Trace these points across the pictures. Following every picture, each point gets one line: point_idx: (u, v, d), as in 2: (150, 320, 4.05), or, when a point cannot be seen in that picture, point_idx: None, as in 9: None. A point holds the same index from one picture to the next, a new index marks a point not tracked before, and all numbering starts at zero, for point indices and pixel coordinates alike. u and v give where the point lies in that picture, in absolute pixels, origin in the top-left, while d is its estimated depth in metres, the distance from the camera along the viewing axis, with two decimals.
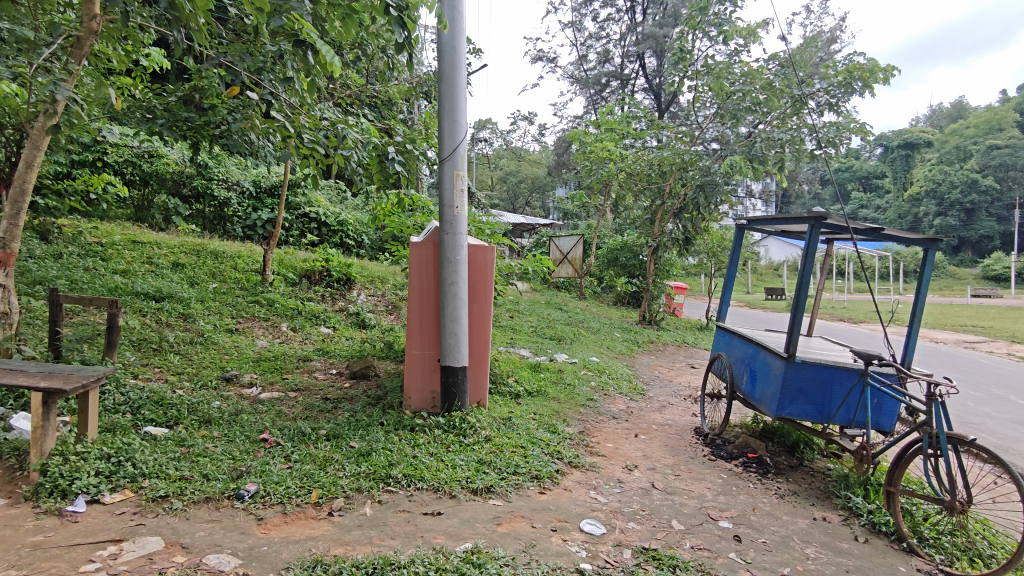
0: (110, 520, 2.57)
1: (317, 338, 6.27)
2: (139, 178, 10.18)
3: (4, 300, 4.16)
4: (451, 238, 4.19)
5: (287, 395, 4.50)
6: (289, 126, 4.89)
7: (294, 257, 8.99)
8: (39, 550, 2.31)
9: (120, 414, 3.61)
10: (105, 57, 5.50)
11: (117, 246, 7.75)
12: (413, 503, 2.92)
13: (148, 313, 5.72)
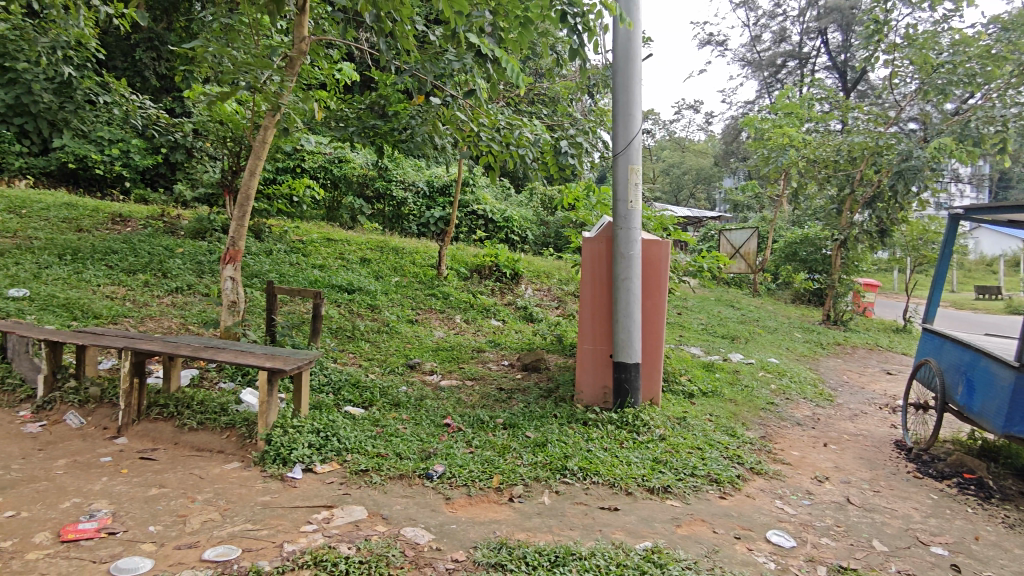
0: (323, 488, 2.90)
1: (489, 331, 6.55)
2: (331, 182, 11.31)
3: (233, 291, 4.81)
4: (625, 232, 4.18)
5: (464, 383, 4.76)
6: (469, 129, 5.17)
7: (466, 252, 9.44)
8: (268, 509, 2.67)
9: (325, 394, 4.04)
10: (309, 75, 6.17)
11: (316, 243, 8.65)
12: (590, 496, 2.96)
13: (342, 303, 6.35)
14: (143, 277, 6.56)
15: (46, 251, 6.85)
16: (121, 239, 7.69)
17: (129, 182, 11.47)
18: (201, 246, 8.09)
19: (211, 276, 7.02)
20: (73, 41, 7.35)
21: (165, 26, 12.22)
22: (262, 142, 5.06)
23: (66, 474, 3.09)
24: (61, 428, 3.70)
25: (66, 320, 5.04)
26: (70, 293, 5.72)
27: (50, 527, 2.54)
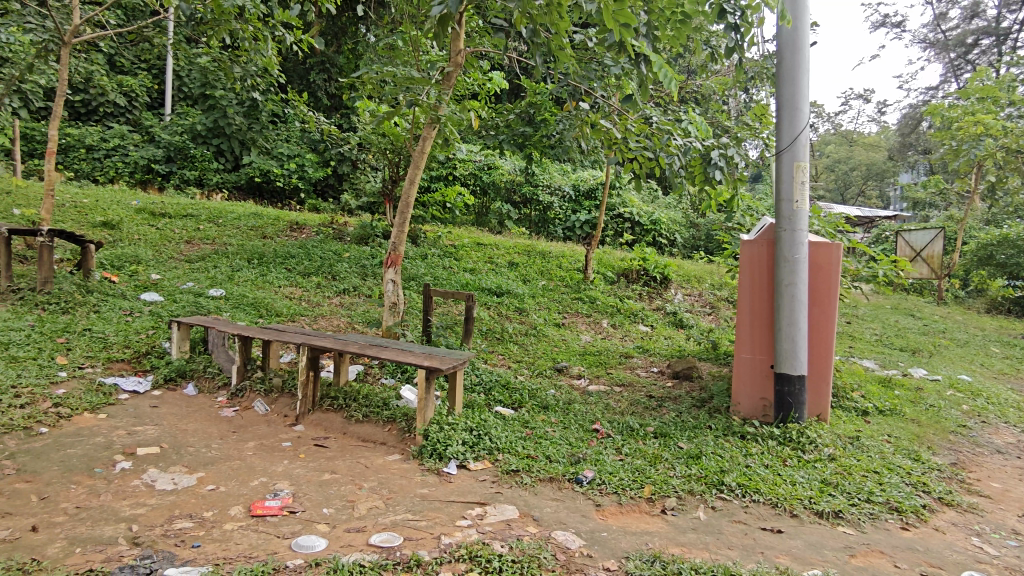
0: (476, 485, 3.00)
1: (636, 336, 6.43)
2: (480, 189, 11.73)
3: (394, 293, 5.14)
4: (789, 234, 3.92)
5: (612, 388, 4.71)
6: (619, 132, 5.13)
7: (613, 256, 9.34)
8: (427, 502, 2.81)
9: (477, 393, 4.19)
10: (463, 87, 6.45)
11: (467, 247, 9.00)
12: (750, 515, 2.80)
13: (492, 306, 6.55)
14: (317, 279, 7.20)
15: (237, 257, 7.74)
16: (297, 245, 8.50)
17: (303, 193, 12.62)
18: (365, 250, 8.73)
19: (373, 278, 7.55)
20: (260, 69, 8.26)
21: (335, 50, 13.35)
22: (421, 152, 5.39)
23: (254, 454, 3.47)
24: (250, 413, 4.16)
25: (254, 318, 5.67)
26: (257, 293, 6.42)
27: (243, 502, 2.86)
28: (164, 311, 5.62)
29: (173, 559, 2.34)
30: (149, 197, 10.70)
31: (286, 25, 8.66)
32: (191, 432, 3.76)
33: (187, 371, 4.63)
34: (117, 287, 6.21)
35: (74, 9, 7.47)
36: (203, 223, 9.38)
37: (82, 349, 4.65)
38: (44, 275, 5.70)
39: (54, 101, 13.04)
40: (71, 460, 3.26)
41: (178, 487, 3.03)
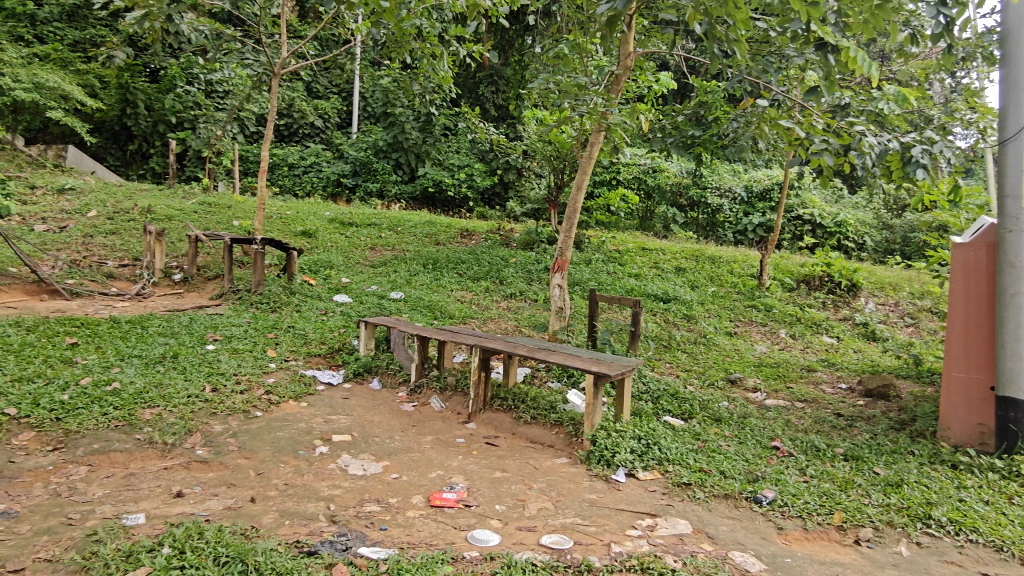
0: (647, 495, 2.95)
1: (820, 348, 5.93)
2: (645, 192, 11.56)
3: (560, 298, 5.23)
4: (1017, 234, 3.45)
5: (792, 404, 4.39)
6: (802, 127, 4.76)
7: (791, 261, 8.71)
8: (596, 508, 2.81)
9: (644, 401, 4.11)
10: (630, 90, 6.38)
11: (631, 252, 8.87)
12: (966, 557, 2.46)
13: (659, 312, 6.40)
14: (486, 284, 7.51)
15: (415, 262, 8.30)
16: (468, 251, 8.93)
17: (472, 202, 13.21)
18: (531, 256, 8.93)
19: (539, 283, 7.71)
20: (436, 85, 8.80)
21: (504, 62, 13.86)
22: (589, 157, 5.43)
23: (432, 448, 3.70)
24: (428, 409, 4.43)
25: (430, 319, 6.04)
26: (432, 296, 6.84)
27: (424, 491, 3.05)
28: (353, 311, 6.19)
29: (364, 539, 2.56)
30: (339, 208, 11.84)
31: (459, 42, 9.15)
32: (377, 423, 4.09)
33: (372, 366, 5.03)
34: (315, 288, 6.95)
35: (283, 43, 8.48)
36: (385, 231, 10.19)
37: (287, 344, 5.26)
38: (257, 277, 6.53)
39: (264, 125, 14.91)
40: (280, 442, 3.69)
41: (367, 473, 3.32)
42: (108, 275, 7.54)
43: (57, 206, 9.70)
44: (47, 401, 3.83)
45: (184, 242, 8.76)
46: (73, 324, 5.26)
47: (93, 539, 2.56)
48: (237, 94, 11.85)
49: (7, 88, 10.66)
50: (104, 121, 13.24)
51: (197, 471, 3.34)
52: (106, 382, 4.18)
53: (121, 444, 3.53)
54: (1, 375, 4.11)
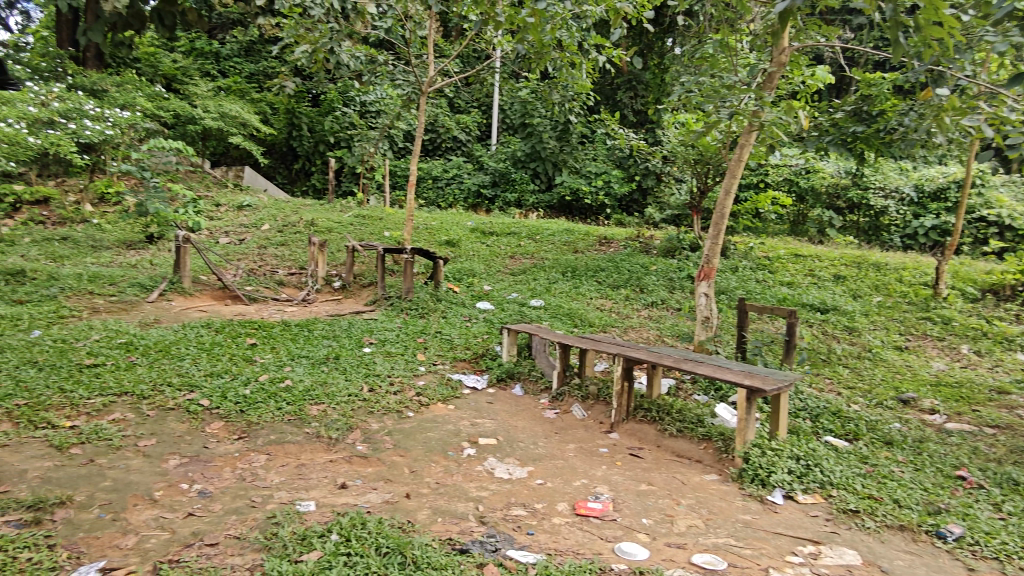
0: (808, 520, 2.77)
1: (1013, 367, 5.22)
2: (797, 195, 10.89)
3: (707, 307, 5.05)
4: None
5: (980, 429, 3.90)
6: (993, 119, 4.23)
7: (973, 267, 7.75)
8: (751, 529, 2.68)
9: (803, 420, 3.85)
10: (782, 87, 6.02)
11: (782, 260, 8.34)
12: None
13: (816, 323, 5.96)
14: (626, 292, 7.41)
15: (554, 270, 8.38)
16: (608, 259, 8.86)
17: (609, 209, 13.13)
18: (672, 263, 8.69)
19: (682, 291, 7.48)
20: (575, 93, 8.83)
21: (643, 66, 13.65)
22: (738, 160, 5.19)
23: (576, 456, 3.71)
24: (570, 416, 4.45)
25: (571, 327, 6.06)
26: (572, 304, 6.87)
27: (569, 499, 3.07)
28: (495, 318, 6.37)
29: (512, 541, 2.62)
30: (481, 218, 12.25)
31: (598, 49, 9.13)
32: (521, 429, 4.18)
33: (515, 373, 5.12)
34: (459, 295, 7.24)
35: (430, 63, 8.92)
36: (524, 240, 10.39)
37: (435, 348, 5.53)
38: (407, 285, 6.93)
39: (412, 142, 15.78)
40: (431, 442, 3.88)
41: (513, 477, 3.40)
42: (279, 283, 8.35)
43: (237, 222, 10.90)
44: (233, 394, 4.31)
45: (343, 253, 9.49)
46: (251, 326, 5.88)
47: (273, 522, 2.85)
48: (388, 113, 12.66)
49: (199, 118, 12.18)
50: (275, 144, 14.71)
51: (358, 465, 3.60)
52: (280, 379, 4.63)
53: (294, 436, 3.89)
54: (197, 370, 4.69)
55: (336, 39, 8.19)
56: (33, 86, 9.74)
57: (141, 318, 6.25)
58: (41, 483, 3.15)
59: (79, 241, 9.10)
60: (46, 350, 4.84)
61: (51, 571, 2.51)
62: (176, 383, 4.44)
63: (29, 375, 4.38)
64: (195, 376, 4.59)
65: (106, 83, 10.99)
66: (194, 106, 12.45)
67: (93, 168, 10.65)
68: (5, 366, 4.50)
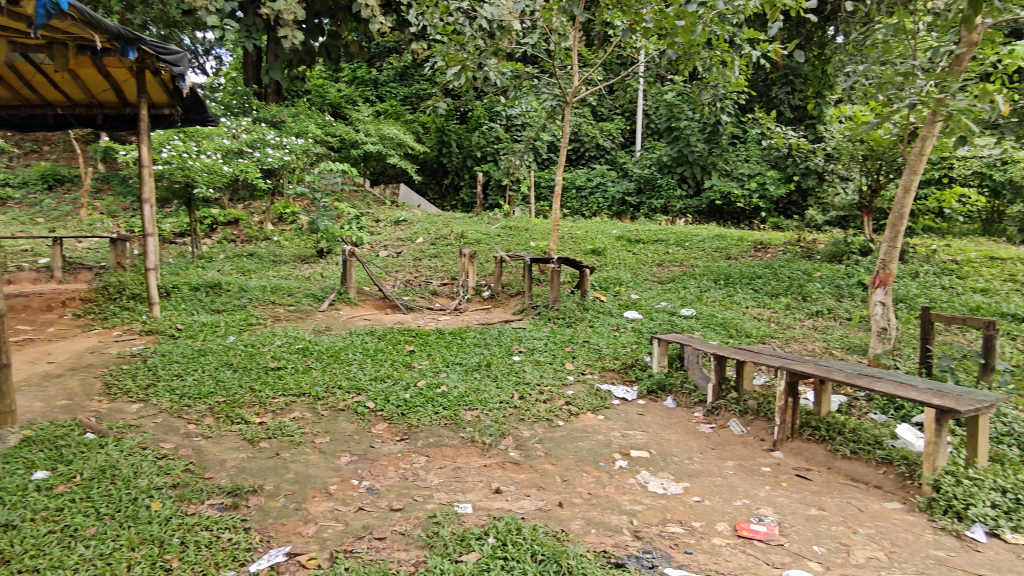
0: (1019, 564, 2.45)
1: None
2: (991, 188, 9.61)
3: (884, 317, 4.64)
4: None
5: None
6: None
7: None
8: (945, 568, 2.41)
9: (1007, 446, 3.39)
10: (971, 69, 5.35)
11: (974, 263, 7.38)
12: None
13: (1020, 336, 5.20)
14: (786, 300, 6.95)
15: (705, 278, 8.06)
16: (764, 265, 8.37)
17: (765, 212, 12.43)
18: (839, 269, 8.01)
19: (851, 299, 6.87)
20: (727, 92, 8.47)
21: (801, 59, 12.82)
22: (920, 154, 4.67)
23: (735, 474, 3.52)
24: (727, 432, 4.23)
25: (725, 337, 5.78)
26: (726, 313, 6.55)
27: (729, 519, 2.92)
28: (645, 328, 6.24)
29: (670, 559, 2.56)
30: (626, 225, 12.11)
31: (750, 45, 8.69)
32: (674, 443, 4.05)
33: (667, 385, 4.98)
34: (607, 305, 7.19)
35: (575, 74, 8.98)
36: (672, 247, 10.11)
37: (583, 358, 5.53)
38: (555, 294, 7.01)
39: (556, 152, 15.97)
40: (582, 452, 3.88)
41: (668, 492, 3.30)
42: (434, 292, 8.80)
43: (395, 236, 11.66)
44: (395, 398, 4.59)
45: (491, 263, 9.81)
46: (410, 334, 6.24)
47: (434, 521, 2.99)
48: (534, 125, 12.92)
49: (361, 142, 13.20)
50: (427, 162, 15.57)
51: (512, 471, 3.67)
52: (436, 385, 4.86)
53: (450, 439, 4.07)
54: (363, 374, 5.07)
55: (483, 57, 8.53)
56: (227, 122, 11.14)
57: (316, 325, 6.88)
58: (236, 472, 3.56)
59: (263, 257, 10.21)
60: (240, 354, 5.48)
61: (247, 551, 2.82)
62: (345, 386, 4.82)
63: (225, 375, 4.98)
64: (361, 380, 4.96)
65: (284, 115, 12.29)
66: (357, 130, 13.52)
67: (274, 191, 11.93)
68: (207, 367, 5.16)
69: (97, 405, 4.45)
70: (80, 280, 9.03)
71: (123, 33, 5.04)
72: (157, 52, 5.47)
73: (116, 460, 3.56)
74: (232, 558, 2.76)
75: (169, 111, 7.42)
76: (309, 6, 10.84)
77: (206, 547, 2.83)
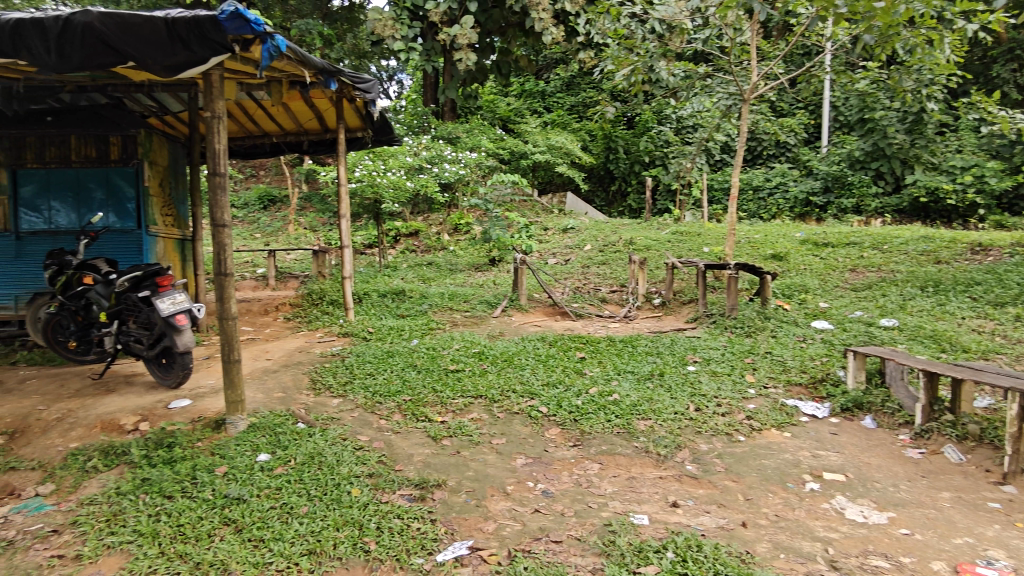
0: None
1: None
2: None
3: None
4: None
5: None
6: None
7: None
8: None
9: None
10: None
11: None
12: None
13: None
14: (1014, 310, 5.99)
15: (908, 284, 7.21)
16: (984, 270, 7.29)
17: (983, 209, 10.84)
18: None
19: None
20: (935, 74, 7.52)
21: None
22: None
23: (954, 507, 3.10)
24: (941, 459, 3.74)
25: (937, 352, 5.11)
26: (936, 325, 5.80)
27: (946, 559, 2.60)
28: (836, 340, 5.70)
29: None
30: (812, 228, 11.18)
31: (963, 18, 7.65)
32: (876, 467, 3.66)
33: (865, 403, 4.50)
34: (791, 314, 6.69)
35: (753, 69, 8.48)
36: (866, 250, 9.18)
37: (765, 370, 5.19)
38: (732, 302, 6.68)
39: (730, 153, 15.23)
40: (767, 471, 3.64)
41: (870, 521, 2.99)
42: (603, 300, 8.78)
43: (563, 244, 11.83)
44: (567, 404, 4.65)
45: (662, 270, 9.57)
46: (581, 341, 6.29)
47: (610, 529, 2.98)
48: (706, 126, 12.44)
49: (531, 153, 13.58)
50: (594, 169, 15.62)
51: (689, 486, 3.54)
52: (608, 393, 4.84)
53: (624, 448, 4.02)
54: (536, 379, 5.19)
55: (654, 59, 8.32)
56: (410, 141, 12.05)
57: (490, 330, 7.18)
58: (423, 466, 3.81)
59: (441, 266, 10.87)
60: (423, 356, 5.88)
61: (434, 541, 3.01)
62: (518, 390, 4.97)
63: (410, 376, 5.36)
64: (534, 385, 5.08)
65: (460, 131, 13.02)
66: (527, 142, 13.94)
67: (450, 204, 12.68)
68: (395, 367, 5.60)
69: (306, 398, 5.01)
70: (290, 288, 10.25)
71: (326, 67, 5.62)
72: (353, 82, 6.06)
73: (323, 448, 3.98)
74: (421, 546, 2.97)
75: (361, 134, 8.20)
76: (484, 26, 11.41)
77: (399, 534, 3.06)
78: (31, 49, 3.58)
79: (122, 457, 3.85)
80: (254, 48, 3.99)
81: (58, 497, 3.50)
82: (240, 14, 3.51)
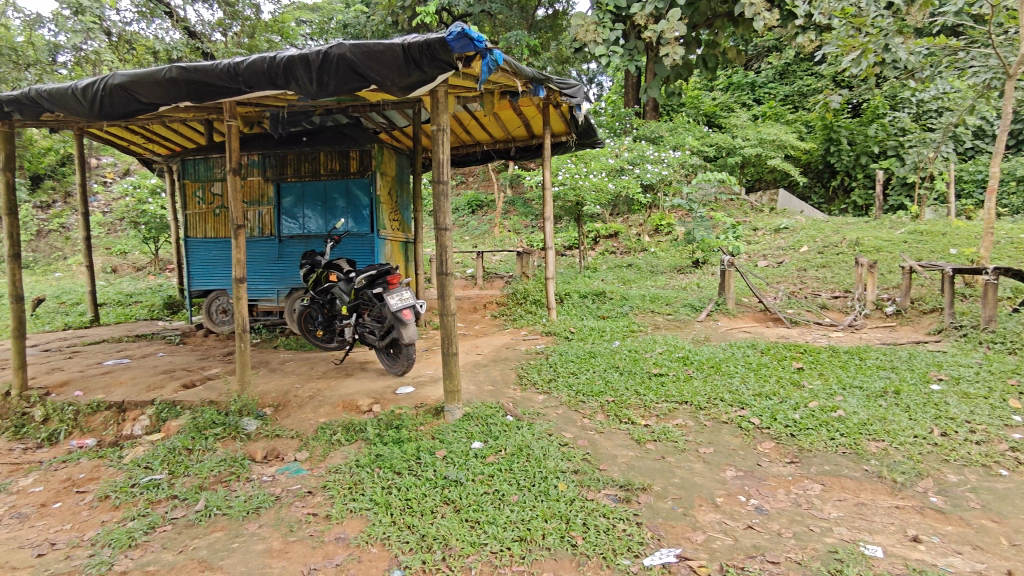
0: None
1: None
2: None
3: None
4: None
5: None
6: None
7: None
8: None
9: None
10: None
11: None
12: None
13: None
14: None
15: None
16: None
17: None
18: None
19: None
20: None
21: None
22: None
23: None
24: None
25: None
26: None
27: None
28: None
29: None
30: None
31: None
32: None
33: None
34: None
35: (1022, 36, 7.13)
36: None
37: None
38: (988, 313, 5.73)
39: (986, 137, 13.04)
40: None
41: None
42: (822, 306, 8.04)
43: (775, 245, 11.06)
44: (783, 417, 4.34)
45: (896, 274, 8.51)
46: (797, 350, 5.82)
47: (836, 557, 2.74)
48: (954, 110, 10.79)
49: (740, 148, 12.86)
50: (812, 162, 14.35)
51: (934, 520, 3.10)
52: (830, 409, 4.42)
53: (850, 471, 3.65)
54: (747, 389, 4.90)
55: (890, 37, 7.31)
56: (613, 143, 12.07)
57: (694, 335, 6.95)
58: (627, 468, 3.81)
59: (642, 267, 10.76)
60: (625, 357, 5.88)
61: (641, 544, 2.99)
62: (727, 399, 4.74)
63: (613, 377, 5.39)
64: (744, 395, 4.80)
65: (664, 130, 12.78)
66: (736, 137, 13.23)
67: (652, 205, 12.50)
68: (598, 368, 5.66)
69: (514, 392, 5.28)
70: (497, 287, 10.85)
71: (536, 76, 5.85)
72: (559, 88, 6.25)
73: (530, 441, 4.17)
74: (627, 547, 2.97)
75: (566, 139, 8.40)
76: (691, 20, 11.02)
77: (605, 532, 3.10)
78: (298, 80, 4.24)
79: (360, 434, 4.39)
80: (475, 62, 4.23)
81: (311, 463, 4.09)
82: (466, 33, 3.68)
